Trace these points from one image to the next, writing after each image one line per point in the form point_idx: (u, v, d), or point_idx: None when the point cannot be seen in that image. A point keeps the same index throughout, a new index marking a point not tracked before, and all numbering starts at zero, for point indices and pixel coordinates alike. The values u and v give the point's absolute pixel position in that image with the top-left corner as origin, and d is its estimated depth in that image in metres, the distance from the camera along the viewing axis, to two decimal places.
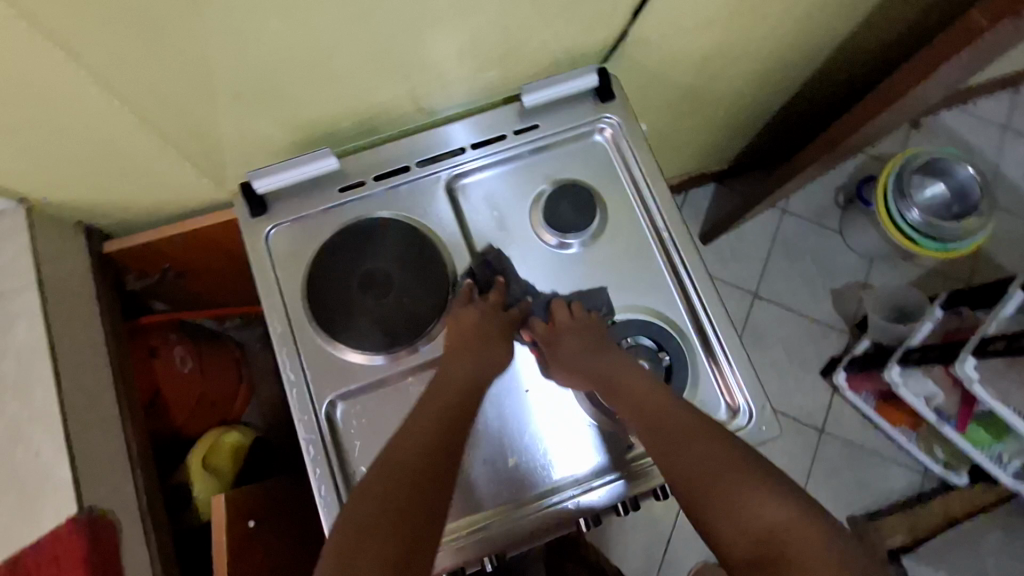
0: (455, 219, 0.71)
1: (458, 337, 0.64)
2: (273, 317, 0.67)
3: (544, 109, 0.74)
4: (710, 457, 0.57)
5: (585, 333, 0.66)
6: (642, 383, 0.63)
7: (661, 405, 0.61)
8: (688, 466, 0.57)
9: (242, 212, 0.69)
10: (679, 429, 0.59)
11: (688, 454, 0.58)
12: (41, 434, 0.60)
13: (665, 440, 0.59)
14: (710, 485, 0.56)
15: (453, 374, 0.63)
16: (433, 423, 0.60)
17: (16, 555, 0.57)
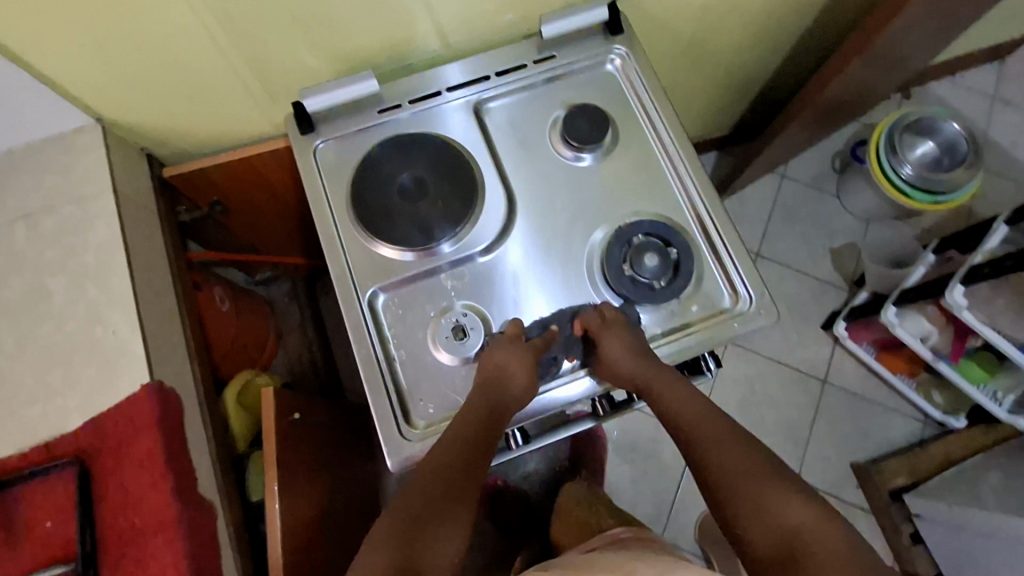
0: (481, 136, 0.80)
1: (495, 373, 0.67)
2: (320, 218, 0.74)
3: (559, 43, 0.83)
4: (743, 460, 0.62)
5: (625, 334, 0.68)
6: (679, 395, 0.67)
7: (700, 415, 0.66)
8: (722, 467, 0.62)
9: (293, 130, 0.78)
10: (715, 436, 0.64)
11: (722, 456, 0.62)
12: (118, 315, 0.68)
13: (701, 444, 0.64)
14: (741, 488, 0.60)
15: (489, 385, 0.66)
16: (467, 427, 0.65)
17: (99, 415, 0.65)
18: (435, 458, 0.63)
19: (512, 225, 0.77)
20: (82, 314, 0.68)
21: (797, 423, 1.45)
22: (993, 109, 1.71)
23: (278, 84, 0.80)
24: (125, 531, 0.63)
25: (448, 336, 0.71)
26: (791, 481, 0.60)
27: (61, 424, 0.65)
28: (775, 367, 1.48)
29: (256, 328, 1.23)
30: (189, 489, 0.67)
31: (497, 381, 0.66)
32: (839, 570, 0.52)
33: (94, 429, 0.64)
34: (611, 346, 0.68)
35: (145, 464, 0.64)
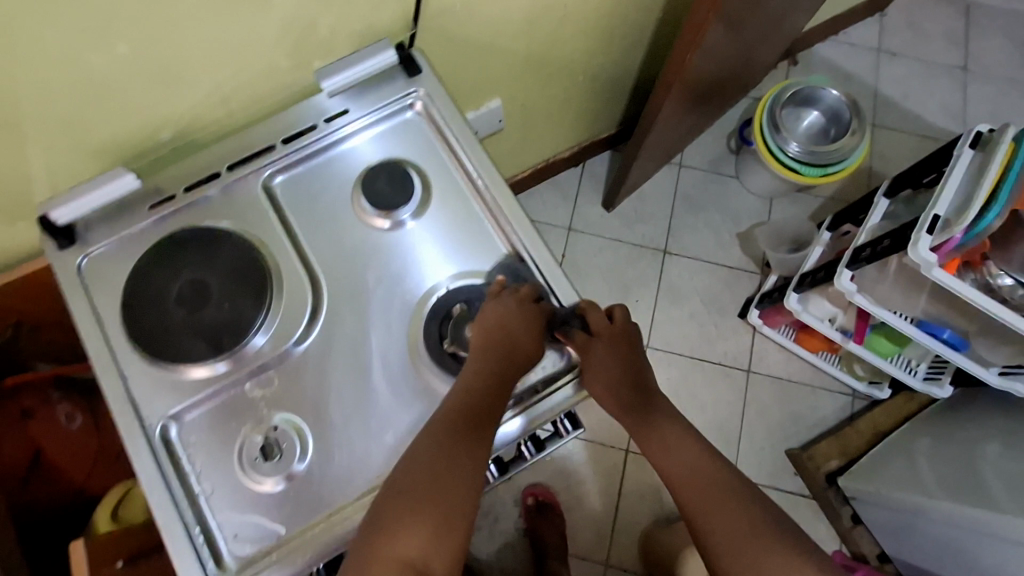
0: (275, 217, 0.70)
1: (494, 330, 0.64)
2: (93, 346, 0.64)
3: (351, 94, 0.74)
4: (745, 519, 0.65)
5: (608, 347, 0.69)
6: (678, 433, 0.71)
7: (706, 462, 0.69)
8: (723, 523, 0.65)
9: (51, 249, 0.67)
10: (720, 489, 0.67)
11: (724, 515, 0.65)
12: None
13: (700, 496, 0.67)
14: (746, 548, 0.63)
15: (491, 346, 0.64)
16: (480, 389, 0.62)
17: None
18: (445, 419, 0.61)
19: (322, 310, 0.68)
20: None
21: (729, 419, 1.40)
22: (881, 62, 1.68)
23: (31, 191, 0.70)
24: None
25: (256, 458, 0.63)
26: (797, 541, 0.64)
27: None
28: (699, 365, 1.43)
29: None
30: None
31: (497, 345, 0.64)
32: None
33: None
34: (597, 358, 0.68)
35: None
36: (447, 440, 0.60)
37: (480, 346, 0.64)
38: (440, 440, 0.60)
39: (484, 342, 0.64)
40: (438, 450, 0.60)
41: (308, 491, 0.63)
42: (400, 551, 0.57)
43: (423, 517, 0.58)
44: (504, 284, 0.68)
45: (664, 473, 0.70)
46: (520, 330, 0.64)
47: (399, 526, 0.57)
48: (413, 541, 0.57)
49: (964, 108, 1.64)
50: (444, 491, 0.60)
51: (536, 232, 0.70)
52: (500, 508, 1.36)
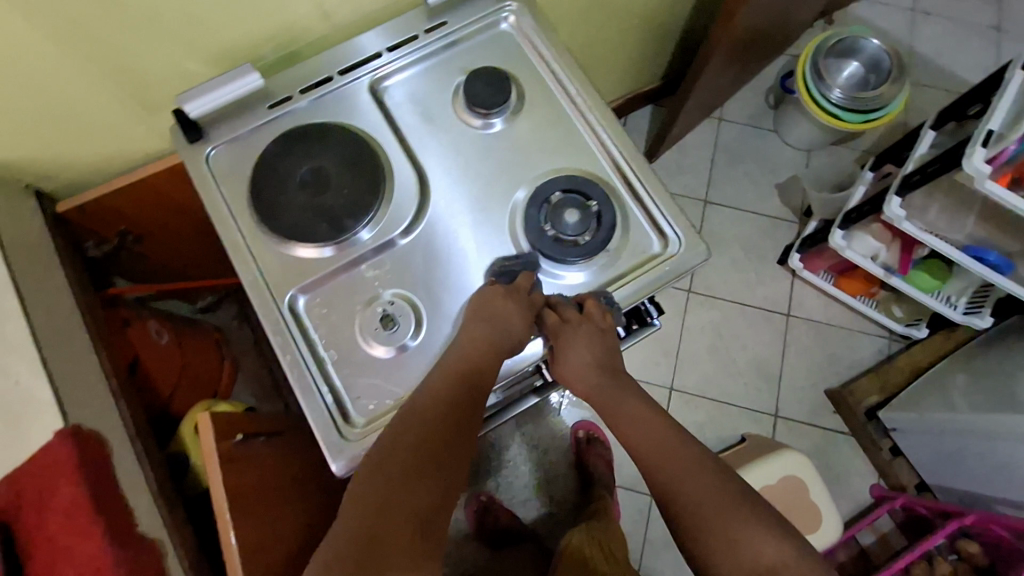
0: (383, 118, 0.76)
1: (484, 310, 0.66)
2: (225, 227, 0.71)
3: (449, 8, 0.80)
4: (709, 487, 0.62)
5: (593, 336, 0.67)
6: (643, 416, 0.68)
7: (671, 440, 0.66)
8: (690, 495, 0.62)
9: (183, 143, 0.73)
10: (687, 462, 0.64)
11: (692, 486, 0.63)
12: (19, 362, 0.64)
13: (664, 473, 0.64)
14: (713, 519, 0.60)
15: (484, 321, 0.65)
16: (478, 357, 0.64)
17: (9, 472, 0.59)
18: (445, 384, 0.63)
19: (428, 203, 0.73)
20: None
21: (769, 361, 1.45)
22: (916, 21, 1.72)
23: (158, 94, 0.75)
24: None
25: (377, 327, 0.68)
26: (762, 507, 0.61)
27: None
28: (740, 309, 1.48)
29: (206, 358, 1.19)
30: (128, 533, 0.62)
31: (491, 321, 0.65)
32: None
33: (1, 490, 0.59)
34: (572, 345, 0.66)
35: (71, 512, 0.59)
36: (449, 401, 0.63)
37: (471, 323, 0.65)
38: (440, 404, 0.62)
39: (479, 315, 0.66)
40: (438, 413, 0.62)
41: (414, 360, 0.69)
42: (402, 504, 0.58)
43: (426, 474, 0.60)
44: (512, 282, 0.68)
45: (634, 451, 0.67)
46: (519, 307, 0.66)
47: (399, 483, 0.59)
48: (413, 497, 0.59)
49: (997, 65, 1.68)
50: (445, 450, 0.62)
51: (623, 133, 0.75)
52: (549, 441, 1.42)
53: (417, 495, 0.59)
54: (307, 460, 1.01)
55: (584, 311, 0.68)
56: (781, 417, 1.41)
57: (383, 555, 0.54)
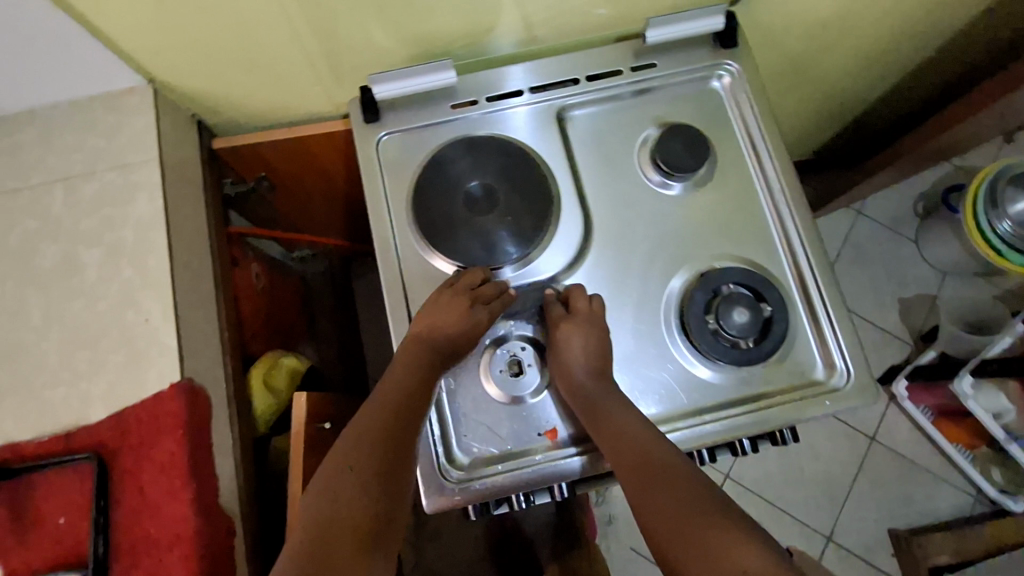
0: (563, 148, 0.72)
1: (433, 306, 0.63)
2: (378, 218, 0.68)
3: (662, 49, 0.73)
4: (685, 498, 0.53)
5: (594, 328, 0.63)
6: (621, 420, 0.59)
7: (647, 443, 0.57)
8: (662, 507, 0.53)
9: (359, 121, 0.71)
10: (655, 464, 0.56)
11: (662, 496, 0.54)
12: (153, 300, 0.63)
13: (637, 477, 0.55)
14: (681, 524, 0.51)
15: (420, 349, 0.62)
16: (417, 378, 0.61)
17: (121, 410, 0.60)
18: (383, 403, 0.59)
19: (586, 253, 0.69)
20: (115, 293, 0.63)
21: (837, 479, 1.35)
22: None
23: (346, 65, 0.72)
24: (138, 542, 0.57)
25: (502, 370, 0.65)
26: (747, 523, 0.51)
27: (81, 413, 0.60)
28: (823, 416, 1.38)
29: (287, 308, 1.18)
30: (213, 501, 0.61)
31: (428, 344, 0.62)
32: None
33: (109, 425, 0.59)
34: (572, 337, 0.62)
35: (167, 469, 0.58)
36: (386, 416, 0.59)
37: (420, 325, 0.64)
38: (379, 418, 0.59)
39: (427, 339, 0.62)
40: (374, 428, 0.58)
41: (516, 419, 0.65)
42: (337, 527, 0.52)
43: (367, 490, 0.54)
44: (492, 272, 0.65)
45: (612, 454, 0.58)
46: (468, 322, 0.62)
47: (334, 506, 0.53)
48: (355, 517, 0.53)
49: None
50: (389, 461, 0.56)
51: (815, 237, 0.69)
52: None
53: (359, 512, 0.53)
54: None
55: (583, 304, 0.65)
56: (833, 541, 1.32)
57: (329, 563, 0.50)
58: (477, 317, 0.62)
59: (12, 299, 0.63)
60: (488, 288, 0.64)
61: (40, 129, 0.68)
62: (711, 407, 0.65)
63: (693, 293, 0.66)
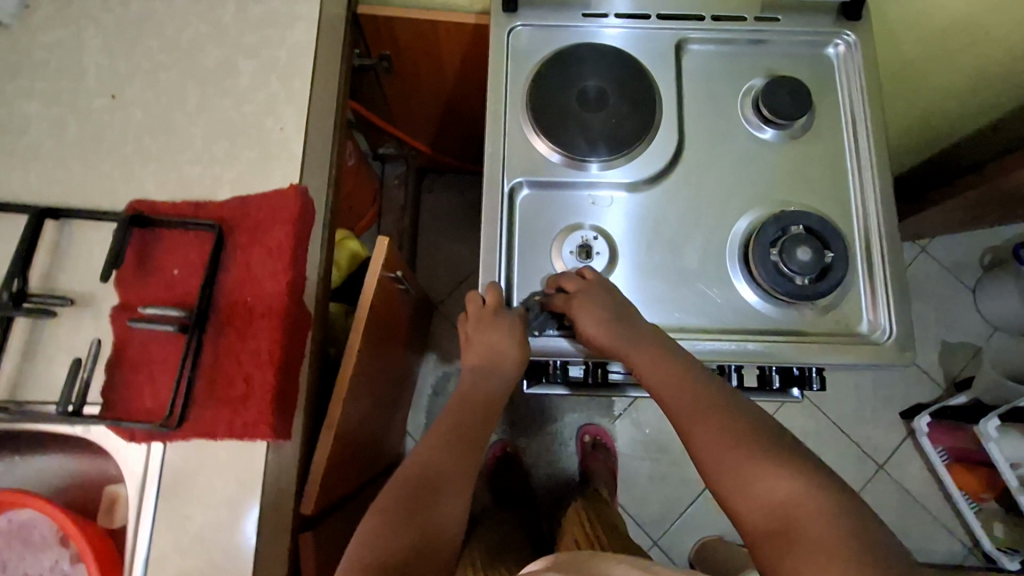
0: (675, 75, 0.77)
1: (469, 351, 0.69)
2: (495, 96, 0.75)
3: (789, 7, 0.78)
4: (722, 436, 0.56)
5: (596, 294, 0.65)
6: (657, 364, 0.61)
7: (684, 382, 0.60)
8: (700, 444, 0.57)
9: (498, 9, 0.77)
10: (693, 397, 0.59)
11: (702, 431, 0.57)
12: (291, 114, 0.72)
13: (678, 410, 0.59)
14: (722, 455, 0.55)
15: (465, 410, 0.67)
16: (463, 416, 0.67)
17: (247, 196, 0.69)
18: (428, 441, 0.65)
19: (671, 172, 0.74)
20: (261, 100, 0.72)
21: None
22: None
23: None
24: (237, 305, 0.65)
25: (572, 251, 0.71)
26: (793, 455, 0.54)
27: (211, 190, 0.69)
28: (836, 434, 1.40)
29: (364, 194, 1.27)
30: (300, 295, 0.69)
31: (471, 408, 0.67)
32: (837, 549, 0.47)
33: (234, 205, 0.68)
34: (580, 312, 0.64)
35: (274, 254, 0.67)
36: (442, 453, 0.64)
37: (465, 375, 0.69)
38: (434, 449, 0.64)
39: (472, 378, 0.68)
40: (417, 463, 0.63)
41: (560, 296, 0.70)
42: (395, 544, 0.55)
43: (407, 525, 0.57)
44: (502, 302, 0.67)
45: (652, 392, 0.61)
46: (505, 344, 0.65)
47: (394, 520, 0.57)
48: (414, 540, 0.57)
49: None
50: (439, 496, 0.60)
51: (891, 206, 0.72)
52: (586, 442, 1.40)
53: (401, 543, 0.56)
54: (405, 328, 1.07)
55: (571, 280, 0.67)
56: None
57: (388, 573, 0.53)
58: (505, 328, 0.65)
59: (174, 86, 0.73)
60: (494, 296, 0.67)
61: None
62: (755, 332, 0.69)
63: (762, 228, 0.69)
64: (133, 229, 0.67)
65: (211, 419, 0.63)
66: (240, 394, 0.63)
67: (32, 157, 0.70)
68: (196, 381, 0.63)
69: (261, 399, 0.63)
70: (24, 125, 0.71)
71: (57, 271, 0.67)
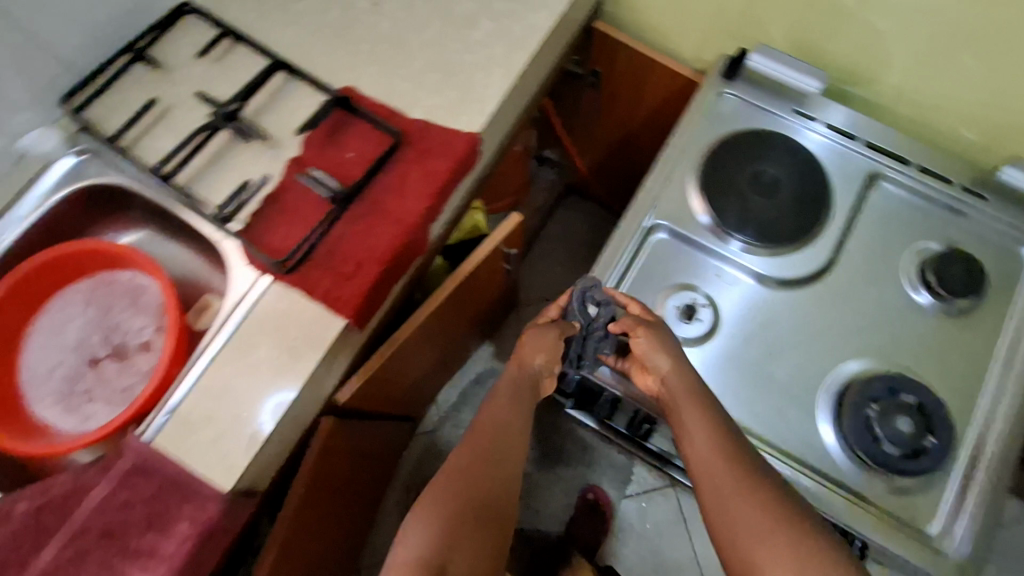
0: (854, 200, 0.76)
1: (536, 347, 0.68)
2: (677, 142, 0.78)
3: (1003, 191, 0.74)
4: (754, 505, 0.51)
5: (655, 326, 0.65)
6: (698, 413, 0.59)
7: (713, 430, 0.57)
8: (728, 496, 0.53)
9: (718, 70, 0.81)
10: (727, 458, 0.55)
11: (733, 494, 0.53)
12: (501, 77, 0.80)
13: (705, 466, 0.56)
14: (746, 521, 0.51)
15: (495, 428, 0.62)
16: (514, 407, 0.65)
17: (432, 123, 0.77)
18: (489, 424, 0.62)
19: (806, 285, 0.73)
20: (483, 55, 0.81)
21: None
22: None
23: (743, 25, 0.84)
24: (381, 204, 0.73)
25: (677, 307, 0.72)
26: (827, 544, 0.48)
27: (407, 105, 0.78)
28: None
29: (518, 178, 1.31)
30: (429, 223, 0.75)
31: (497, 432, 0.61)
32: None
33: (419, 126, 0.76)
34: (636, 338, 0.64)
35: (428, 178, 0.74)
36: (494, 445, 0.60)
37: (517, 369, 0.68)
38: (467, 456, 0.58)
39: (519, 390, 0.66)
40: (464, 458, 0.58)
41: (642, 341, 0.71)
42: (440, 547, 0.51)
43: (458, 527, 0.52)
44: (562, 319, 0.69)
45: (683, 447, 0.59)
46: (553, 343, 0.68)
47: (448, 503, 0.54)
48: (464, 520, 0.53)
49: None
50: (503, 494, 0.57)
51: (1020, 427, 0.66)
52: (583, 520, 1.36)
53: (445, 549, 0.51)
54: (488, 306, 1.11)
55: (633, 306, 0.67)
56: None
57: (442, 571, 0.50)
58: (557, 333, 0.68)
59: (423, 15, 0.83)
60: (560, 307, 0.71)
61: None
62: (815, 472, 0.66)
63: (867, 382, 0.66)
64: (337, 109, 0.78)
65: (314, 279, 0.70)
66: (345, 273, 0.70)
67: (295, 21, 0.83)
68: (319, 245, 0.71)
69: (358, 285, 0.70)
70: None
71: (264, 111, 0.78)
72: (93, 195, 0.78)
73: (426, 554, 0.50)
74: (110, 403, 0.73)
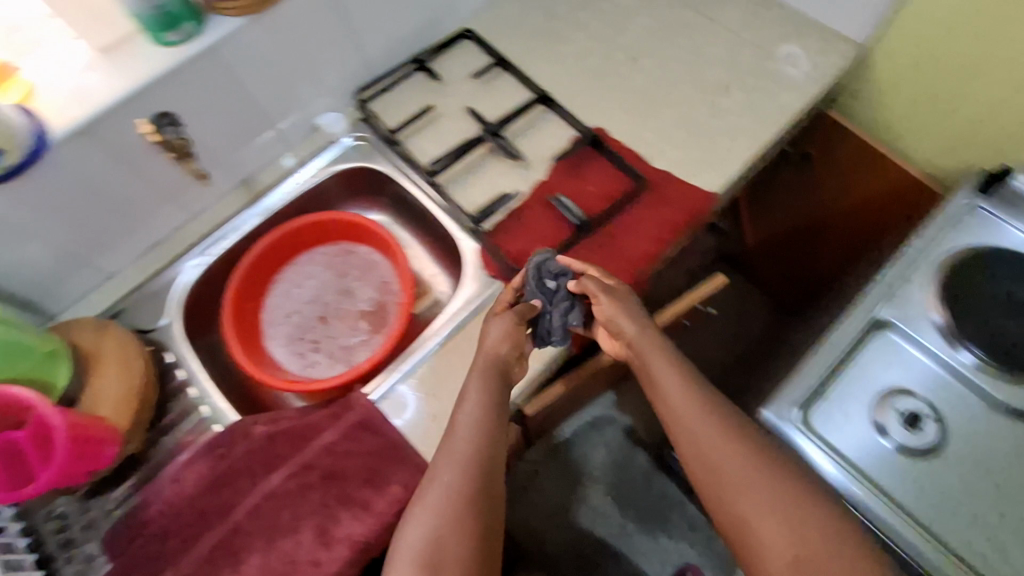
0: None
1: (502, 340, 0.68)
2: (918, 244, 0.77)
3: None
4: (750, 475, 0.59)
5: (613, 294, 0.70)
6: (668, 369, 0.66)
7: (687, 392, 0.65)
8: (719, 457, 0.61)
9: (970, 183, 0.80)
10: (699, 419, 0.63)
11: (727, 456, 0.60)
12: (746, 146, 0.83)
13: (679, 420, 0.64)
14: (739, 487, 0.59)
15: (487, 415, 0.63)
16: (488, 400, 0.64)
17: (675, 176, 0.81)
18: (456, 437, 0.61)
19: None
20: (730, 123, 0.84)
21: None
22: None
23: (1001, 142, 0.83)
24: (615, 239, 0.77)
25: (900, 411, 0.69)
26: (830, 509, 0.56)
27: (653, 153, 0.83)
28: None
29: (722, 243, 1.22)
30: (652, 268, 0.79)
31: (484, 420, 0.63)
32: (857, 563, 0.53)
33: (662, 176, 0.81)
34: (600, 304, 0.69)
35: (664, 226, 0.77)
36: (457, 466, 0.60)
37: (495, 359, 0.67)
38: (462, 445, 0.61)
39: (486, 379, 0.65)
40: (462, 446, 0.61)
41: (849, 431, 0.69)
42: (455, 529, 0.57)
43: (463, 509, 0.58)
44: (505, 303, 0.72)
45: (662, 406, 0.66)
46: (516, 333, 0.68)
47: (451, 489, 0.59)
48: (484, 499, 0.59)
49: None
50: (498, 473, 0.62)
51: None
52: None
53: (455, 529, 0.57)
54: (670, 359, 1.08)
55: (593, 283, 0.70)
56: None
57: (453, 545, 0.57)
58: (511, 317, 0.69)
59: (676, 75, 0.88)
60: (513, 286, 0.73)
61: (776, 18, 0.92)
62: None
63: None
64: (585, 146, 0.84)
65: None
66: None
67: (558, 61, 0.91)
68: None
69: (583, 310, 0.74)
70: (566, 40, 0.93)
71: (520, 135, 0.86)
72: (358, 177, 0.89)
73: (431, 545, 0.56)
74: (331, 357, 0.82)
